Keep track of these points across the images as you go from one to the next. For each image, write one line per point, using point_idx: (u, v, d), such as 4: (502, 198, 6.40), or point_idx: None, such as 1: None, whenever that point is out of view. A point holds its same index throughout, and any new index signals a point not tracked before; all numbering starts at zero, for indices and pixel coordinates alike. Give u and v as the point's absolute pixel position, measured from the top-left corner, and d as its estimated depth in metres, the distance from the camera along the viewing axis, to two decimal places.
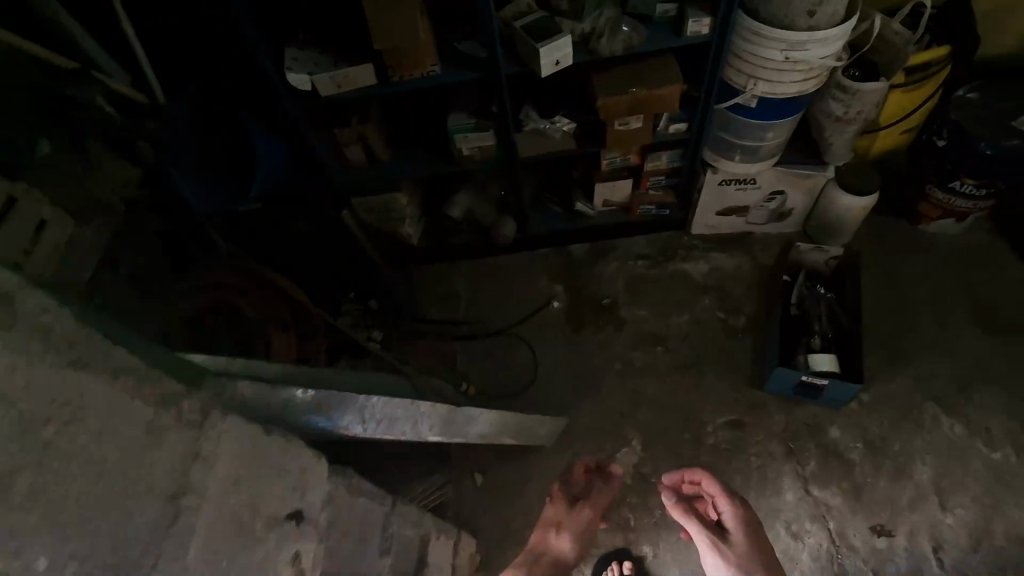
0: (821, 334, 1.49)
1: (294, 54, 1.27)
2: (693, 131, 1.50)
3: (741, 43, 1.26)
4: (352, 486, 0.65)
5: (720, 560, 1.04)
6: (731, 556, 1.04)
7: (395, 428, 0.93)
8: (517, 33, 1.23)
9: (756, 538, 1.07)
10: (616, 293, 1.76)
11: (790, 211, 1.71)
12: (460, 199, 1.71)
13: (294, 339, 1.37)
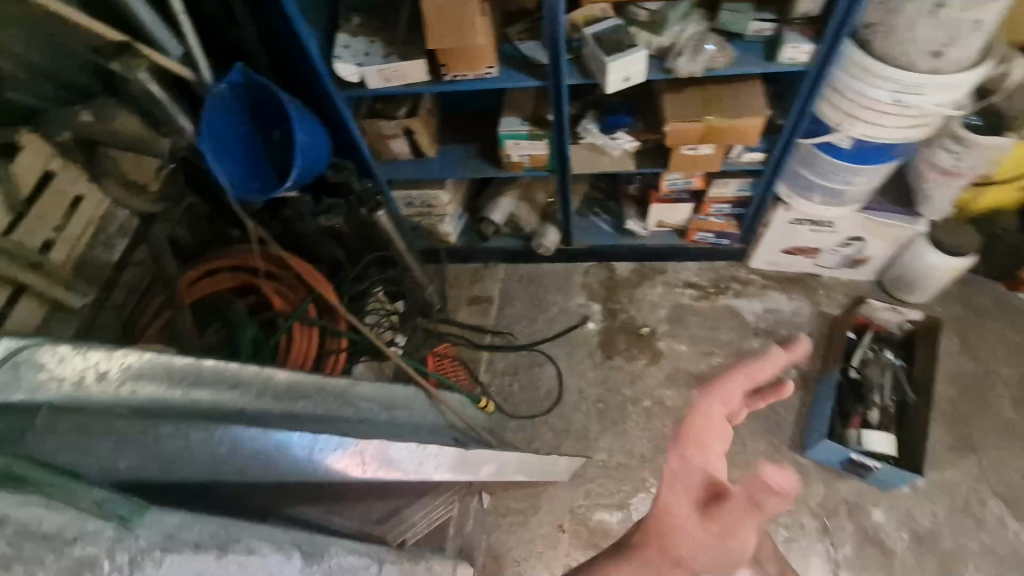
0: (879, 405, 1.35)
1: (346, 43, 1.20)
2: (771, 164, 1.33)
3: (845, 77, 1.09)
4: (333, 567, 0.58)
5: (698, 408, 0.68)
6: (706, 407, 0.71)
7: (395, 468, 0.87)
8: (586, 41, 1.11)
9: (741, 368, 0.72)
10: (656, 322, 1.65)
11: (866, 260, 1.53)
12: (504, 202, 1.63)
13: (316, 336, 1.37)
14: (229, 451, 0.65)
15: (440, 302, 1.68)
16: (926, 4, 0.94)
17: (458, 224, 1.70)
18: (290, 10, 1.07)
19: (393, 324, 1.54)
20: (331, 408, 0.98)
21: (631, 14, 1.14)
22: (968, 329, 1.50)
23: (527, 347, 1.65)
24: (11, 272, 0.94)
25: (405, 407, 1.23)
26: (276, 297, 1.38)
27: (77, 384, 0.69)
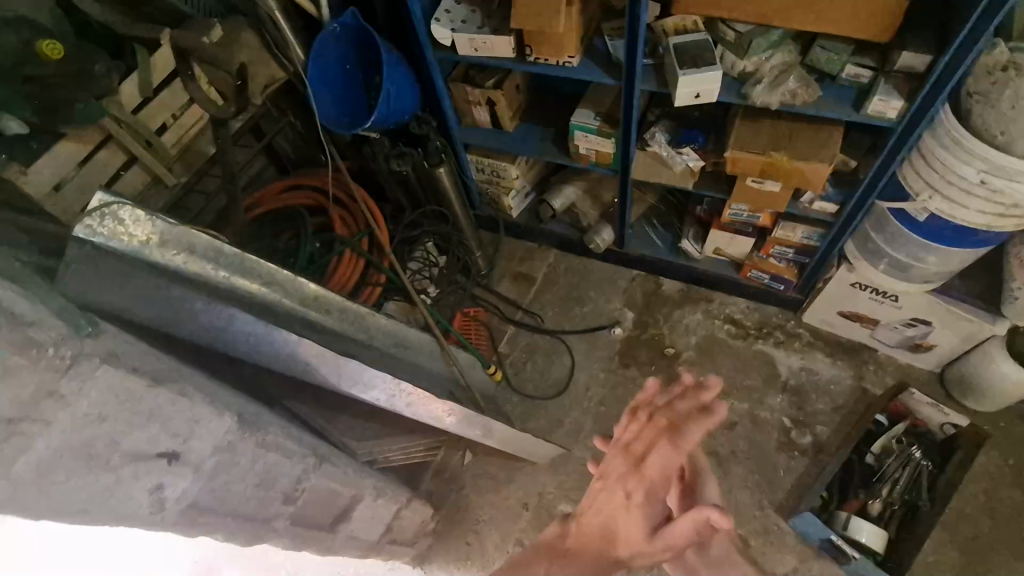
0: (885, 499, 1.29)
1: (449, 8, 1.29)
2: (842, 217, 1.25)
3: (932, 145, 1.02)
4: (268, 443, 0.68)
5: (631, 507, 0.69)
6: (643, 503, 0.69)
7: (368, 390, 0.99)
8: (667, 50, 1.11)
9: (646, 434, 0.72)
10: (684, 346, 1.62)
11: (929, 347, 1.40)
12: (568, 190, 1.67)
13: (361, 267, 1.52)
14: (226, 326, 0.80)
15: (484, 267, 1.77)
16: None
17: (523, 201, 1.76)
18: None
19: (432, 275, 1.65)
20: (348, 331, 1.10)
21: (720, 33, 1.11)
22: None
23: (551, 332, 1.70)
24: (128, 145, 1.15)
25: (415, 350, 1.30)
26: (339, 222, 1.55)
27: (140, 245, 0.80)
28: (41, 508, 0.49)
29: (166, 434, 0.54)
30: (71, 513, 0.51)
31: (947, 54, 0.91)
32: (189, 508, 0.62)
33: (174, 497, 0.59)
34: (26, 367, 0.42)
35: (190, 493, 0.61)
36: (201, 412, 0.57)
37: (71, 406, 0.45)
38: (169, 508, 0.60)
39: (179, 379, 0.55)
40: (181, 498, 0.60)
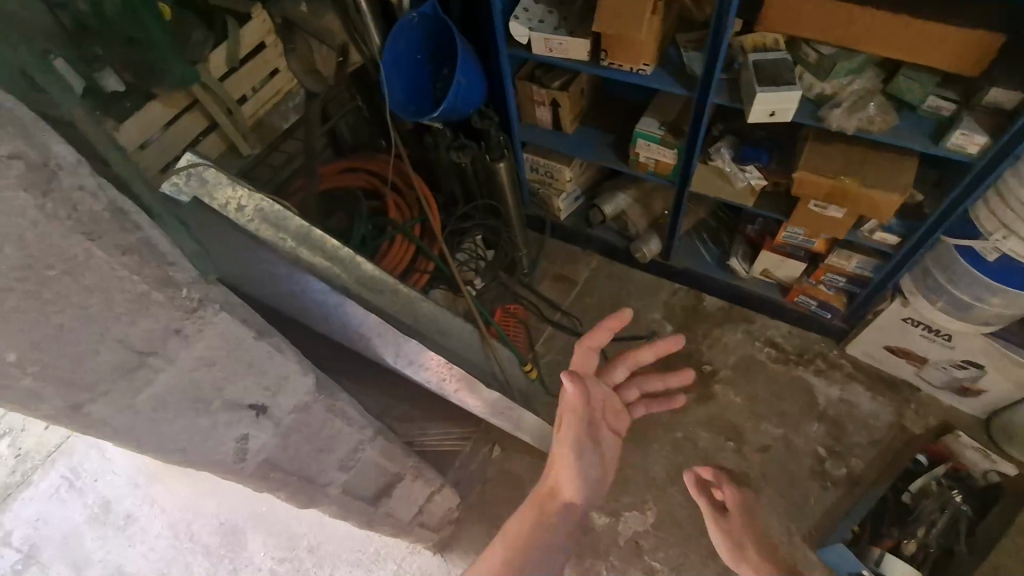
0: (920, 539, 1.27)
1: (528, 7, 1.31)
2: (904, 250, 1.23)
3: (1012, 185, 1.01)
4: (337, 407, 0.69)
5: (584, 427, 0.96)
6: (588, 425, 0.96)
7: (420, 370, 1.00)
8: (746, 66, 1.11)
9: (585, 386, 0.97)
10: (721, 365, 1.60)
11: (977, 391, 1.38)
12: (620, 198, 1.67)
13: (411, 252, 1.54)
14: (303, 293, 0.86)
15: (528, 266, 1.78)
16: None
17: (573, 203, 1.77)
18: None
19: (478, 267, 1.67)
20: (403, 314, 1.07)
21: (802, 53, 1.11)
22: None
23: (589, 336, 1.70)
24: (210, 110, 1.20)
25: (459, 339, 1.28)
26: (393, 207, 1.58)
27: None
28: (143, 440, 0.51)
29: (259, 386, 0.57)
30: (172, 450, 0.55)
31: None
32: (262, 460, 0.65)
33: (252, 447, 0.62)
34: (161, 304, 0.44)
35: (266, 445, 0.63)
36: (289, 370, 0.59)
37: (189, 344, 0.48)
38: (247, 457, 0.62)
39: (277, 334, 0.56)
40: (258, 448, 0.63)
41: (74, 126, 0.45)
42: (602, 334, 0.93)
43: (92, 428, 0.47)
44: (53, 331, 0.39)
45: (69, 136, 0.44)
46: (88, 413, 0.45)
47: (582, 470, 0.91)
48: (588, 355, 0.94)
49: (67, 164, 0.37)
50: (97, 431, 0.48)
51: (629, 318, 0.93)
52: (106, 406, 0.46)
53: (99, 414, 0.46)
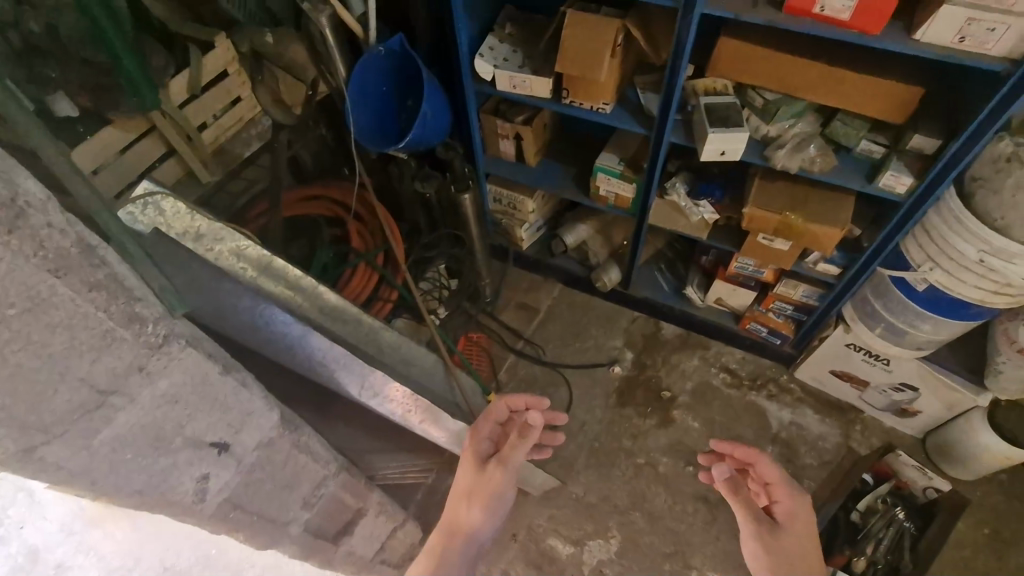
0: (869, 556, 1.32)
1: (493, 45, 1.36)
2: (844, 279, 1.32)
3: (936, 221, 1.10)
4: (303, 442, 0.68)
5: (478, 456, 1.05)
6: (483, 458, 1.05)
7: (384, 403, 0.98)
8: (699, 109, 1.18)
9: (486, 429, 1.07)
10: (680, 391, 1.65)
11: (915, 412, 1.46)
12: (581, 228, 1.72)
13: (374, 280, 1.53)
14: (264, 325, 0.82)
15: (491, 295, 1.79)
16: None
17: (535, 233, 1.81)
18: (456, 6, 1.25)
19: (442, 296, 1.67)
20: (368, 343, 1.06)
21: (748, 97, 1.19)
22: (1001, 528, 1.39)
23: (551, 364, 1.71)
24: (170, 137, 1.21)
25: (422, 369, 1.26)
26: (356, 235, 1.57)
27: (180, 233, 0.82)
28: (97, 484, 0.49)
29: (223, 423, 0.55)
30: (125, 492, 0.51)
31: (955, 145, 0.98)
32: (223, 500, 0.62)
33: (213, 487, 0.59)
34: (127, 341, 0.43)
35: (227, 484, 0.61)
36: (255, 406, 0.58)
37: (152, 382, 0.46)
38: (206, 498, 0.60)
39: (242, 369, 0.56)
40: (219, 487, 0.60)
41: (38, 158, 0.44)
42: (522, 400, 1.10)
43: (43, 472, 0.45)
44: (11, 370, 0.38)
45: (34, 169, 0.43)
46: (39, 456, 0.43)
47: (497, 505, 1.05)
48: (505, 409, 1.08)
49: (35, 201, 0.36)
50: (47, 475, 0.45)
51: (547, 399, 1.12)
52: (60, 449, 0.44)
53: (53, 457, 0.44)
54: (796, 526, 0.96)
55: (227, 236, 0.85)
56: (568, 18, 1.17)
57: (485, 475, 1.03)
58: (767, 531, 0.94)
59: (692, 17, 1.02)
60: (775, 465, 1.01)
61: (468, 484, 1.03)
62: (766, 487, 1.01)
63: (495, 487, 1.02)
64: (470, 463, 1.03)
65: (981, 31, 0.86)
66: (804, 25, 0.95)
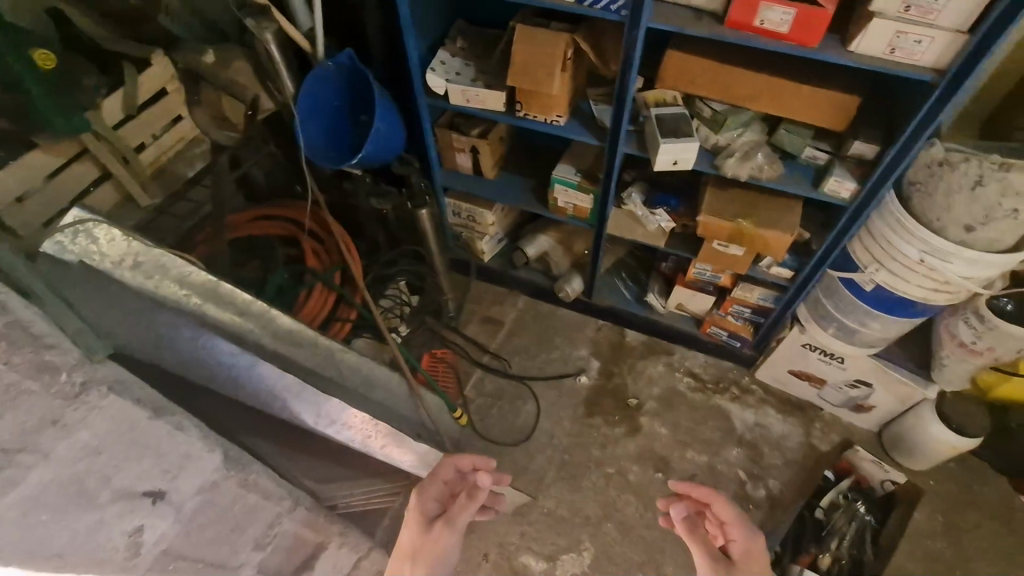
0: (833, 552, 1.35)
1: (445, 59, 1.35)
2: (797, 282, 1.35)
3: (878, 224, 1.13)
4: (251, 482, 0.61)
5: (421, 517, 0.97)
6: (428, 519, 0.97)
7: (344, 431, 0.93)
8: (650, 120, 1.20)
9: (428, 491, 1.01)
10: (646, 398, 1.66)
11: (870, 407, 1.51)
12: (542, 240, 1.72)
13: (332, 301, 1.50)
14: (207, 357, 0.78)
15: (454, 309, 1.77)
16: (967, 180, 0.97)
17: (496, 246, 1.81)
18: (404, 20, 1.23)
19: (403, 314, 1.64)
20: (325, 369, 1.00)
21: (697, 108, 1.21)
22: (955, 514, 1.44)
23: (518, 377, 1.70)
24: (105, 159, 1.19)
25: (383, 389, 1.23)
26: (311, 255, 1.53)
27: (115, 262, 0.79)
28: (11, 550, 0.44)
29: (155, 469, 0.53)
30: (44, 557, 0.46)
31: (893, 150, 1.02)
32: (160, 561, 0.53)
33: (146, 542, 0.51)
34: (37, 392, 0.47)
35: (166, 538, 0.53)
36: (191, 450, 0.56)
37: (71, 432, 0.48)
38: (139, 558, 0.51)
39: (177, 413, 0.57)
40: (156, 542, 0.52)
41: None
42: (465, 462, 1.10)
43: None
44: None
45: None
46: None
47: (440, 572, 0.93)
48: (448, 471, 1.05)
49: None
50: None
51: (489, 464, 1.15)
52: None
53: None
54: (749, 567, 0.95)
55: (167, 264, 0.82)
56: (518, 33, 1.17)
57: (431, 534, 0.94)
58: (721, 568, 0.96)
59: (637, 32, 1.03)
60: (732, 506, 1.02)
61: (410, 546, 0.93)
62: (722, 527, 1.02)
63: (442, 548, 0.93)
64: (417, 519, 0.94)
65: (909, 43, 0.90)
66: (746, 38, 0.98)
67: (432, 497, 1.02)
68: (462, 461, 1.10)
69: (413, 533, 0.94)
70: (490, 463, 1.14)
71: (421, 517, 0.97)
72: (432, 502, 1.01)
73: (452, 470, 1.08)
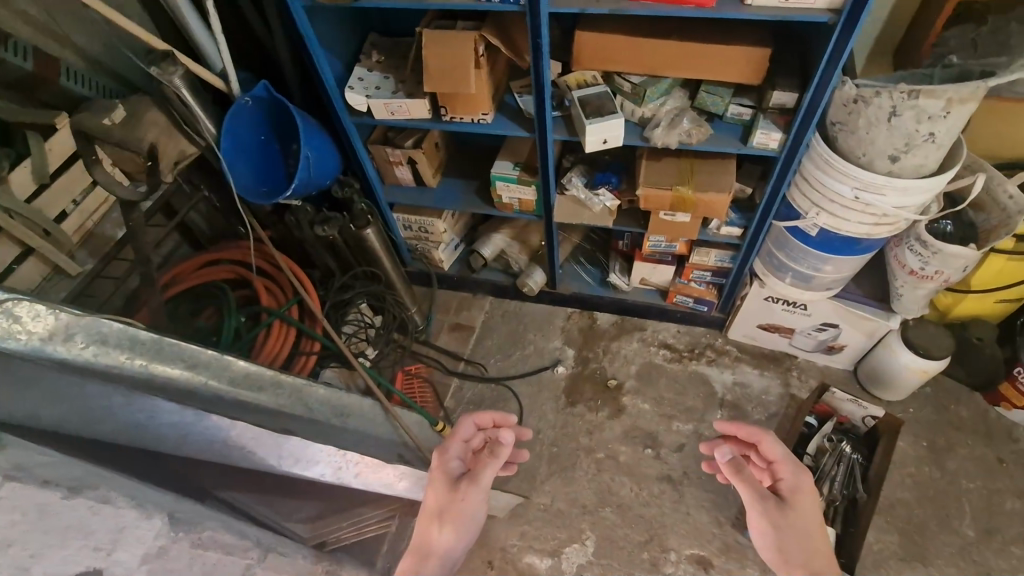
0: (827, 496, 1.36)
1: (363, 76, 1.33)
2: (746, 238, 1.37)
3: (810, 168, 1.15)
4: (206, 540, 0.60)
5: (446, 477, 0.99)
6: (453, 477, 0.99)
7: (312, 466, 0.92)
8: (573, 103, 1.19)
9: (450, 450, 1.02)
10: (625, 377, 1.66)
11: (841, 347, 1.53)
12: (497, 238, 1.72)
13: (293, 335, 1.47)
14: (149, 421, 0.75)
15: (422, 322, 1.76)
16: (882, 113, 0.97)
17: (453, 252, 1.80)
18: (311, 44, 1.21)
19: (368, 336, 1.63)
20: (289, 406, 0.98)
21: (618, 84, 1.21)
22: (935, 437, 1.46)
23: (496, 378, 1.69)
24: (22, 236, 1.13)
25: (358, 417, 1.20)
26: (264, 293, 1.51)
27: (43, 341, 0.70)
28: None
29: (85, 549, 0.51)
30: None
31: (809, 93, 1.03)
32: None
33: None
34: None
35: None
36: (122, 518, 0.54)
37: None
38: None
39: (99, 487, 0.55)
40: None
41: None
42: (488, 417, 1.08)
43: None
44: None
45: None
46: None
47: (469, 528, 0.97)
48: (469, 428, 1.05)
49: None
50: None
51: (515, 417, 1.11)
52: None
53: None
54: (800, 502, 1.01)
55: (104, 328, 0.75)
56: (426, 38, 1.15)
57: (456, 494, 0.96)
58: (774, 507, 0.98)
59: (541, 18, 1.03)
60: (779, 444, 1.06)
61: (437, 506, 0.96)
62: (770, 467, 1.06)
63: (469, 507, 0.95)
64: (442, 481, 0.97)
65: None
66: (647, 7, 0.98)
67: (455, 455, 1.02)
68: (484, 417, 1.08)
69: (440, 494, 0.97)
70: (511, 417, 1.12)
71: (445, 479, 0.99)
72: (457, 458, 1.02)
73: (473, 426, 1.07)
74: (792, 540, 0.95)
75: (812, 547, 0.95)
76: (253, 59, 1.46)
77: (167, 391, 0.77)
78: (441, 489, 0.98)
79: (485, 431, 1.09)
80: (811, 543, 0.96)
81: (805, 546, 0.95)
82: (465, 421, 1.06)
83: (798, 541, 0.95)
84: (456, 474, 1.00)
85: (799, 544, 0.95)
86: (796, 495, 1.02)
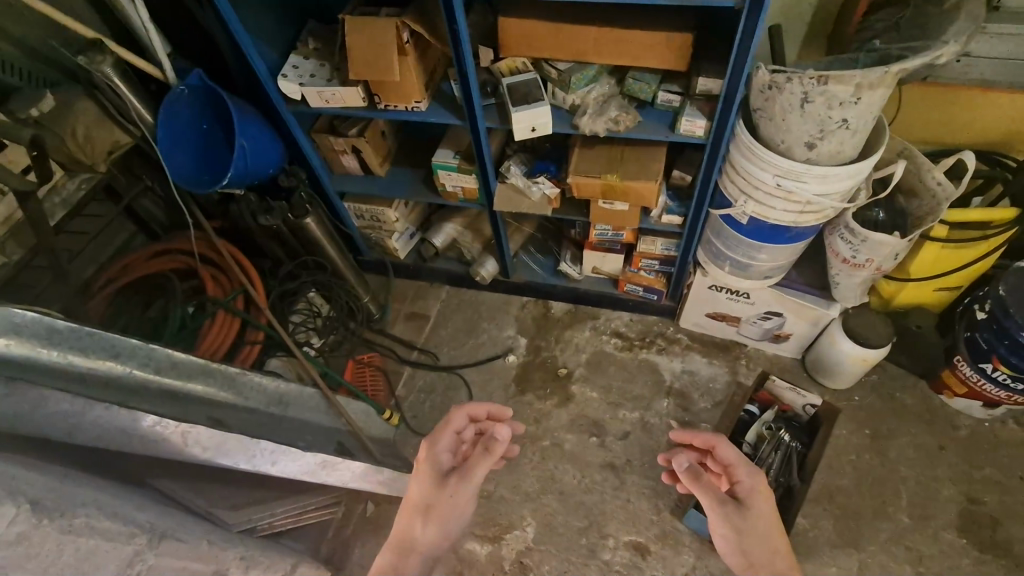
0: None
1: (297, 64, 1.33)
2: (686, 226, 1.36)
3: (736, 155, 1.14)
4: (78, 526, 0.59)
5: (433, 470, 0.96)
6: (440, 470, 0.95)
7: (227, 456, 0.89)
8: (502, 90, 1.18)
9: (439, 443, 0.99)
10: (575, 365, 1.67)
11: (787, 336, 1.52)
12: (449, 227, 1.71)
13: (237, 325, 1.48)
14: (34, 411, 0.73)
15: (376, 311, 1.76)
16: (796, 99, 0.96)
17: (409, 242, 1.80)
18: (236, 31, 1.20)
19: (317, 326, 1.63)
20: (219, 394, 0.96)
21: (546, 72, 1.20)
22: (878, 424, 1.46)
23: (449, 367, 1.70)
24: None
25: (298, 406, 1.18)
26: (210, 283, 1.51)
27: None
28: None
29: None
30: None
31: (725, 80, 1.02)
32: None
33: None
34: None
35: None
36: None
37: None
38: None
39: None
40: None
41: None
42: (480, 410, 1.05)
43: None
44: None
45: None
46: None
47: (455, 524, 0.93)
48: (460, 420, 1.02)
49: None
50: None
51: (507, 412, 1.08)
52: None
53: None
54: (757, 503, 0.98)
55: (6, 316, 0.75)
56: (349, 25, 1.14)
57: (443, 489, 0.92)
58: (733, 510, 0.96)
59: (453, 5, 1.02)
60: (734, 447, 1.05)
61: (422, 499, 0.92)
62: (725, 470, 1.04)
63: (456, 503, 0.92)
64: (428, 476, 0.94)
65: None
66: None
67: (444, 449, 0.99)
68: (473, 409, 1.05)
69: (428, 489, 0.93)
70: (506, 411, 1.09)
71: (433, 472, 0.95)
72: (446, 452, 0.99)
73: (465, 418, 1.04)
74: (755, 544, 0.93)
75: (771, 543, 0.94)
76: (191, 49, 1.45)
77: (79, 382, 0.78)
78: (428, 483, 0.94)
79: (477, 425, 1.06)
80: (770, 542, 0.94)
81: (766, 545, 0.93)
82: (456, 413, 1.03)
83: (755, 542, 0.93)
84: (445, 467, 0.97)
85: (760, 545, 0.93)
86: (753, 496, 0.99)
